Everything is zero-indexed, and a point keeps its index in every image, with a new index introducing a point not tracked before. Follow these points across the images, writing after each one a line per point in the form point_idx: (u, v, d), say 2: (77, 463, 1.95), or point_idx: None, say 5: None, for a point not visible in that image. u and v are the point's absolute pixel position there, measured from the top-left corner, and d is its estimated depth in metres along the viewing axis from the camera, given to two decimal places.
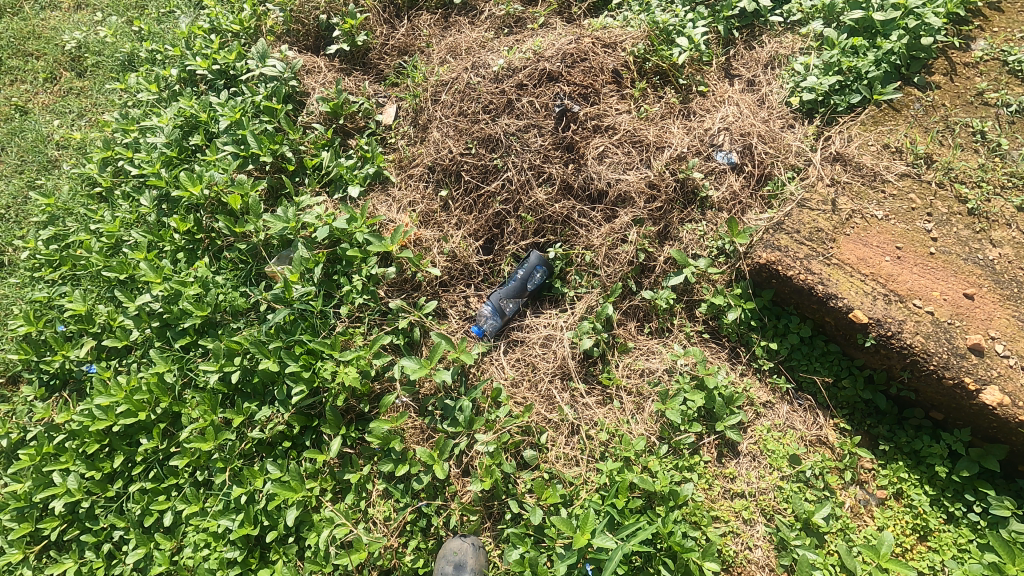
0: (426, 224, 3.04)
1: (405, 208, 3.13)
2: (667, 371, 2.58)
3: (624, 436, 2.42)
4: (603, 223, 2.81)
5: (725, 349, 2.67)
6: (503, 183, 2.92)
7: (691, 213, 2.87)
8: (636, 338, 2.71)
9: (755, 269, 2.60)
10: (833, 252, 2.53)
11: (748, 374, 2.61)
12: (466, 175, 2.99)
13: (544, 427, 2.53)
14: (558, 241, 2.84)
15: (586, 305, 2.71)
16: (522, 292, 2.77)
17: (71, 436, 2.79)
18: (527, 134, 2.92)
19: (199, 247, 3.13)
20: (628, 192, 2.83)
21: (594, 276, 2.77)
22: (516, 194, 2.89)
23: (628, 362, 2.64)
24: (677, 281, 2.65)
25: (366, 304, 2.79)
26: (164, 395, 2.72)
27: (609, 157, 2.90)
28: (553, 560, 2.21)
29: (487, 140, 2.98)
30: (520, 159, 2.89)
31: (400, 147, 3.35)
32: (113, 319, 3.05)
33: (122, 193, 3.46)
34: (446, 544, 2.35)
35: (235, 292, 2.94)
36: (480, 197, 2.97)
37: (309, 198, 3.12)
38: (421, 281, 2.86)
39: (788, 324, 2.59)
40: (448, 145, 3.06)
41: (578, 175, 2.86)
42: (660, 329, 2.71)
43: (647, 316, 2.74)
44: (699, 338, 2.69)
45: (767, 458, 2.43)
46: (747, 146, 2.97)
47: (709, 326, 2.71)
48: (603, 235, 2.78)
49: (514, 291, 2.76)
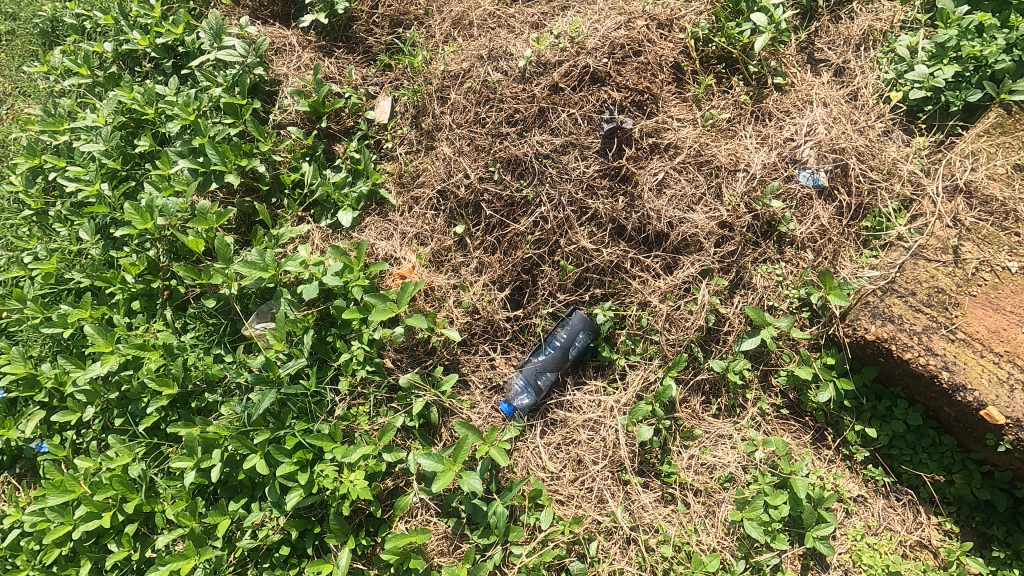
0: (438, 266, 2.48)
1: (409, 242, 2.54)
2: (741, 464, 2.14)
3: (692, 553, 2.01)
4: (663, 275, 2.25)
5: (808, 430, 2.21)
6: (535, 221, 2.32)
7: (767, 252, 2.30)
8: (702, 419, 2.22)
9: (858, 343, 2.09)
10: (958, 323, 2.00)
11: (837, 463, 2.17)
12: (487, 207, 2.39)
13: (593, 534, 2.09)
14: (605, 297, 2.29)
15: (642, 379, 2.21)
16: (561, 362, 2.25)
17: (27, 535, 2.35)
18: (565, 156, 2.28)
19: (158, 295, 2.53)
20: (695, 234, 2.23)
21: (651, 341, 2.23)
22: (552, 235, 2.30)
23: (692, 451, 2.17)
24: (751, 346, 2.16)
25: (370, 377, 2.29)
26: (130, 493, 2.25)
27: (671, 186, 2.27)
28: None
29: (513, 163, 2.35)
30: (556, 191, 2.28)
31: (398, 156, 2.71)
32: (62, 384, 2.52)
33: (56, 215, 2.79)
34: None
35: (208, 356, 2.41)
36: (506, 236, 2.37)
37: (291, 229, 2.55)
38: (435, 345, 2.33)
39: (890, 408, 2.11)
40: (463, 167, 2.43)
41: (632, 212, 2.26)
42: (731, 405, 2.23)
43: (714, 390, 2.25)
44: (776, 415, 2.24)
45: (862, 573, 2.04)
46: (842, 166, 2.35)
47: (788, 399, 2.24)
48: (663, 290, 2.23)
49: (552, 360, 2.24)
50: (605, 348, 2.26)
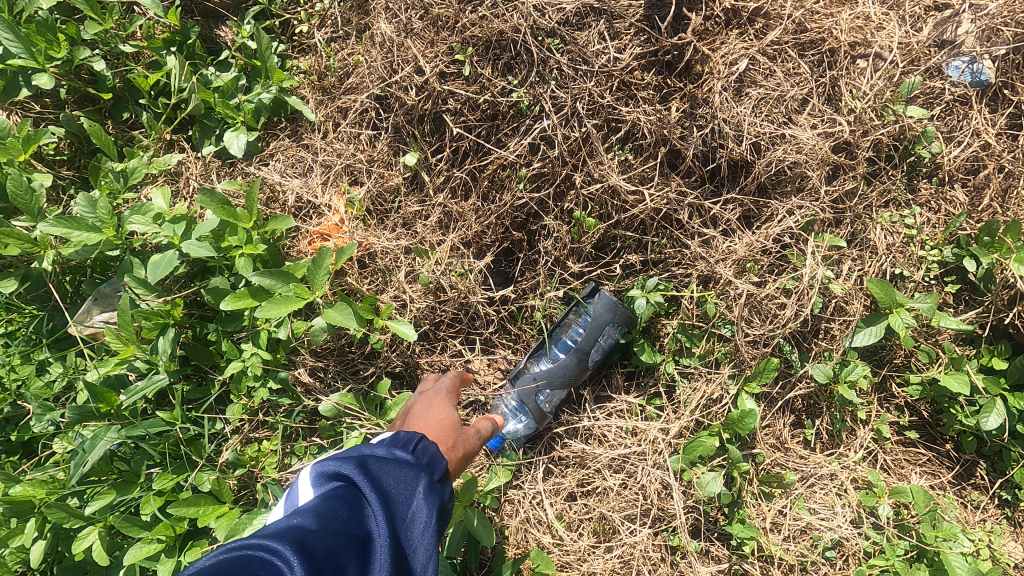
0: (381, 218, 1.60)
1: (336, 180, 1.65)
2: (854, 525, 1.39)
3: None
4: (740, 232, 1.39)
5: (947, 464, 1.47)
6: (535, 144, 1.42)
7: (895, 191, 1.47)
8: (792, 453, 1.45)
9: None
10: None
11: (994, 514, 1.43)
12: (454, 123, 1.47)
13: None
14: (645, 268, 1.45)
15: (701, 399, 1.41)
16: (575, 372, 1.41)
17: None
18: (583, 32, 1.37)
19: None
20: (796, 164, 1.36)
21: (716, 338, 1.41)
22: (560, 168, 1.42)
23: (779, 505, 1.41)
24: (863, 343, 1.37)
25: (277, 397, 1.48)
26: None
27: (758, 84, 1.37)
28: None
29: (493, 46, 1.42)
30: (568, 93, 1.38)
31: (315, 44, 1.74)
32: None
33: None
34: None
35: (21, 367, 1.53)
36: (486, 170, 1.49)
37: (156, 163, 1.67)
38: (378, 346, 1.50)
39: None
40: (412, 57, 1.49)
41: (693, 128, 1.35)
42: (834, 431, 1.46)
43: (809, 407, 1.46)
44: (898, 442, 1.48)
45: None
46: None
47: (917, 417, 1.48)
48: (740, 257, 1.38)
49: (560, 369, 1.40)
50: (643, 352, 1.42)
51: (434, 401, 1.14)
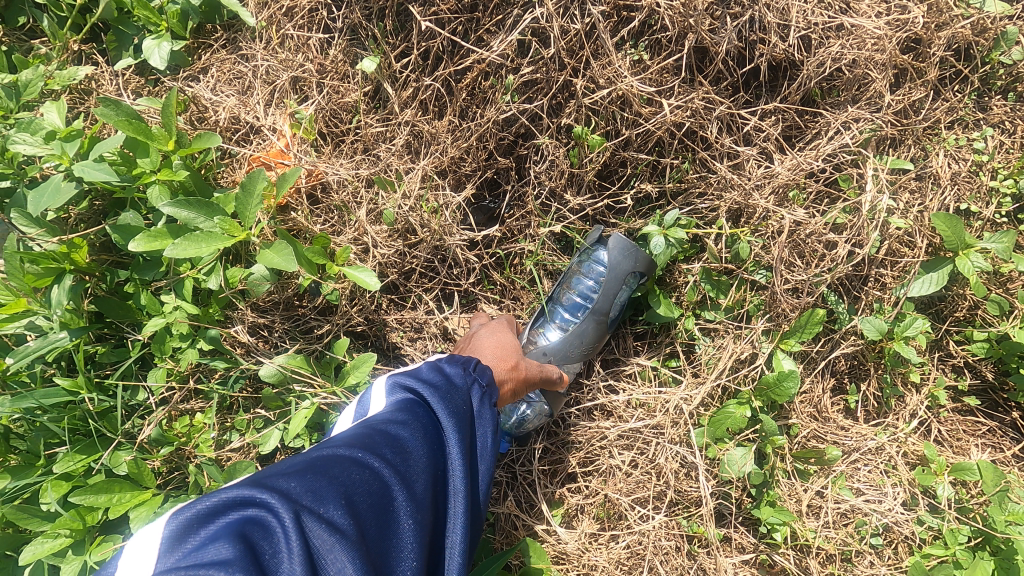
0: (336, 143, 1.31)
1: (281, 98, 1.34)
2: (907, 507, 1.16)
3: None
4: (778, 152, 1.13)
5: (1015, 435, 1.23)
6: (525, 40, 1.14)
7: (970, 106, 1.18)
8: (833, 423, 1.21)
9: None
10: None
11: None
12: (424, 15, 1.17)
13: None
14: (662, 199, 1.19)
15: (727, 360, 1.16)
16: (593, 337, 1.14)
17: None
18: None
19: None
20: (854, 62, 1.09)
21: (748, 285, 1.16)
22: (559, 71, 1.13)
23: (817, 485, 1.18)
24: (920, 291, 1.13)
25: (210, 359, 1.21)
26: None
27: None
28: None
29: None
30: None
31: None
32: None
33: None
34: None
35: None
36: (466, 76, 1.20)
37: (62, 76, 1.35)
38: (333, 298, 1.23)
39: None
40: None
41: (726, 16, 1.08)
42: (883, 397, 1.22)
43: (853, 369, 1.22)
44: (958, 409, 1.25)
45: None
46: None
47: (982, 381, 1.24)
48: (780, 182, 1.12)
49: (577, 337, 1.13)
50: (660, 307, 1.16)
51: (498, 327, 1.10)
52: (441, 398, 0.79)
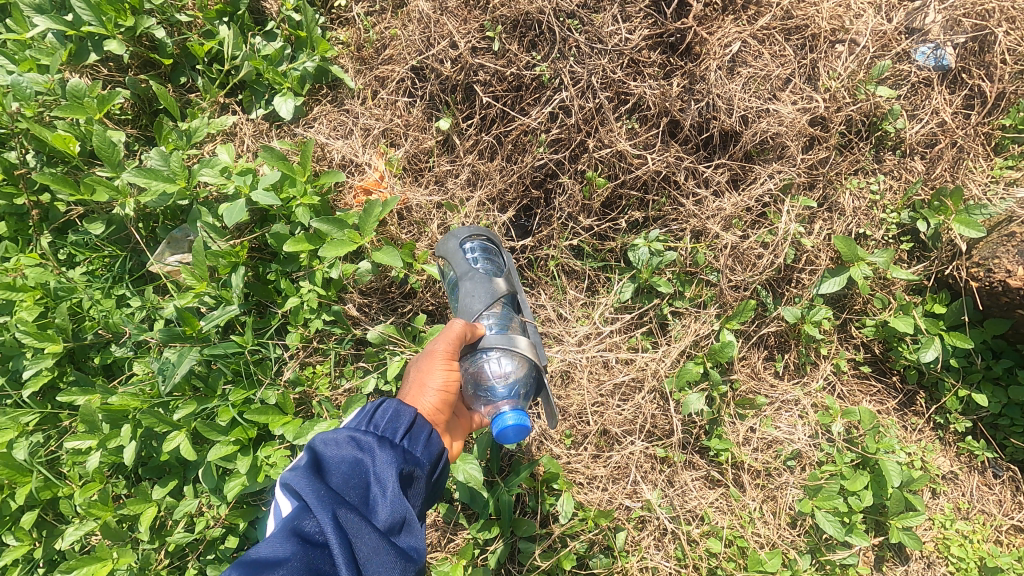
0: (416, 175, 1.83)
1: (375, 142, 1.86)
2: (812, 439, 1.68)
3: (749, 550, 1.59)
4: (727, 193, 1.64)
5: (895, 393, 1.74)
6: (553, 113, 1.64)
7: (862, 161, 1.69)
8: (765, 381, 1.72)
9: (990, 290, 1.53)
10: None
11: (927, 434, 1.73)
12: (484, 92, 1.70)
13: (621, 524, 1.65)
14: (648, 221, 1.69)
15: (691, 336, 1.67)
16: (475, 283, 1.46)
17: None
18: (598, 14, 1.58)
19: (28, 215, 1.84)
20: (777, 134, 1.60)
21: (706, 284, 1.66)
22: (576, 134, 1.64)
23: (750, 423, 1.69)
24: (833, 290, 1.63)
25: (329, 327, 1.74)
26: (18, 478, 1.72)
27: (748, 64, 1.60)
28: None
29: (520, 25, 1.63)
30: (584, 69, 1.59)
31: (355, 18, 1.92)
32: None
33: None
34: None
35: (106, 300, 1.79)
36: (511, 134, 1.71)
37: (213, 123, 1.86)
38: (415, 286, 1.75)
39: (1011, 369, 1.61)
40: (448, 32, 1.70)
41: (691, 101, 1.59)
42: (800, 364, 1.73)
43: (780, 343, 1.73)
44: (855, 374, 1.76)
45: (947, 565, 1.67)
46: (977, 40, 1.69)
47: (871, 355, 1.75)
48: (727, 214, 1.62)
49: (461, 295, 1.45)
50: (662, 284, 1.64)
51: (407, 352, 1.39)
52: (303, 477, 1.01)
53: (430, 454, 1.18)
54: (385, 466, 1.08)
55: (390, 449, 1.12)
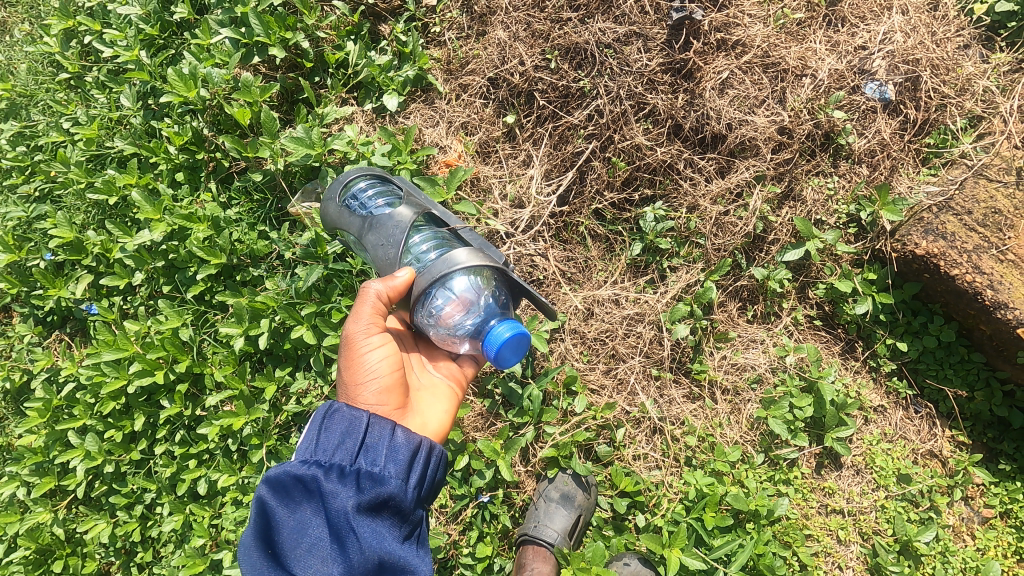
0: (484, 157, 2.47)
1: (456, 130, 2.50)
2: (771, 367, 2.22)
3: (716, 443, 2.14)
4: (715, 179, 2.23)
5: (839, 342, 2.27)
6: (590, 114, 2.27)
7: (821, 165, 2.25)
8: (737, 324, 2.28)
9: (905, 259, 2.08)
10: (1009, 244, 1.97)
11: (862, 374, 2.25)
12: (541, 97, 2.34)
13: (622, 422, 2.22)
14: (655, 198, 2.29)
15: (683, 284, 2.24)
16: (375, 227, 1.84)
17: (82, 387, 2.50)
18: (627, 46, 2.20)
19: (202, 168, 2.54)
20: (753, 138, 2.19)
21: (696, 246, 2.25)
22: (606, 130, 2.26)
23: (724, 353, 2.25)
24: (795, 258, 2.17)
25: None
26: (181, 355, 2.38)
27: (734, 87, 2.20)
28: (627, 561, 2.10)
29: (571, 51, 2.27)
30: (615, 83, 2.22)
31: (447, 41, 2.57)
32: (108, 250, 2.54)
33: (94, 81, 2.72)
34: (556, 478, 2.20)
35: (253, 232, 2.45)
36: (558, 128, 2.34)
37: (335, 111, 2.48)
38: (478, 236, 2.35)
39: (925, 323, 2.14)
40: (518, 53, 2.36)
41: (691, 111, 2.20)
42: (766, 313, 2.28)
43: (751, 296, 2.29)
44: (809, 326, 2.29)
45: (872, 474, 2.18)
46: (913, 79, 2.23)
47: (822, 311, 2.28)
48: (714, 193, 2.21)
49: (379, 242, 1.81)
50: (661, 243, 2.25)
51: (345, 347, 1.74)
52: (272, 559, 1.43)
53: (387, 479, 1.52)
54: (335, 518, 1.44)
55: (341, 499, 1.46)
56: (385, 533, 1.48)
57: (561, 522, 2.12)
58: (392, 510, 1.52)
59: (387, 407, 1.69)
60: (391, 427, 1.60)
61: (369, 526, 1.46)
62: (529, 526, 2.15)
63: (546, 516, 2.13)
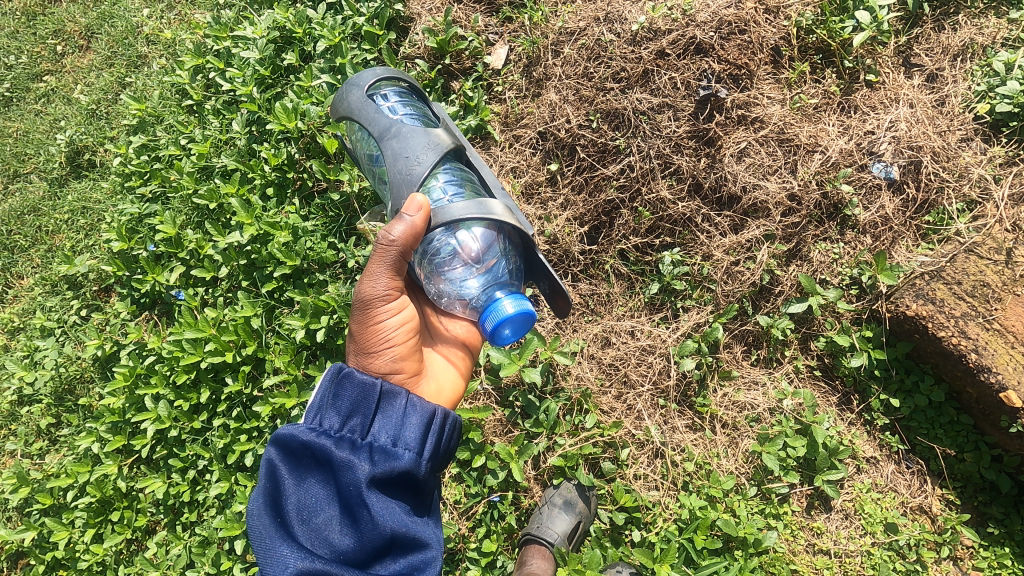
0: (528, 197, 2.84)
1: (507, 172, 2.89)
2: (770, 408, 2.43)
3: (712, 471, 2.34)
4: (728, 233, 2.53)
5: (836, 393, 2.45)
6: (623, 168, 2.63)
7: (828, 231, 2.50)
8: (741, 365, 2.52)
9: (898, 319, 2.29)
10: (995, 315, 2.15)
11: (857, 425, 2.42)
12: (582, 151, 2.72)
13: (627, 443, 2.43)
14: (675, 245, 2.60)
15: (694, 322, 2.52)
16: (399, 136, 2.07)
17: (161, 360, 2.88)
18: (660, 115, 2.57)
19: (290, 186, 3.00)
20: (764, 201, 2.50)
21: (708, 290, 2.54)
22: (636, 183, 2.61)
23: (726, 390, 2.48)
24: (799, 310, 2.41)
25: None
26: (250, 340, 2.76)
27: (750, 156, 2.54)
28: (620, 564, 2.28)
29: (611, 115, 2.66)
30: (646, 144, 2.58)
31: (507, 99, 2.99)
32: (201, 247, 2.98)
33: (212, 108, 3.25)
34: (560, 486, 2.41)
35: (324, 243, 2.87)
36: (594, 178, 2.70)
37: None
38: None
39: (917, 382, 2.33)
40: (566, 114, 2.76)
41: (711, 173, 2.53)
42: (769, 358, 2.51)
43: (756, 342, 2.52)
44: (809, 375, 2.49)
45: (860, 520, 2.31)
46: (915, 163, 2.49)
47: (822, 363, 2.48)
48: (727, 245, 2.51)
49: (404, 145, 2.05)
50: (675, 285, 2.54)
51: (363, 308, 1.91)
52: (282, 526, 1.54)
53: (397, 451, 1.66)
54: (346, 488, 1.57)
55: (352, 470, 1.59)
56: (395, 506, 1.61)
57: (563, 526, 2.30)
58: (403, 481, 1.65)
59: (402, 372, 1.96)
60: (404, 400, 1.75)
61: (382, 497, 1.59)
62: (533, 526, 2.34)
63: (550, 519, 2.32)
